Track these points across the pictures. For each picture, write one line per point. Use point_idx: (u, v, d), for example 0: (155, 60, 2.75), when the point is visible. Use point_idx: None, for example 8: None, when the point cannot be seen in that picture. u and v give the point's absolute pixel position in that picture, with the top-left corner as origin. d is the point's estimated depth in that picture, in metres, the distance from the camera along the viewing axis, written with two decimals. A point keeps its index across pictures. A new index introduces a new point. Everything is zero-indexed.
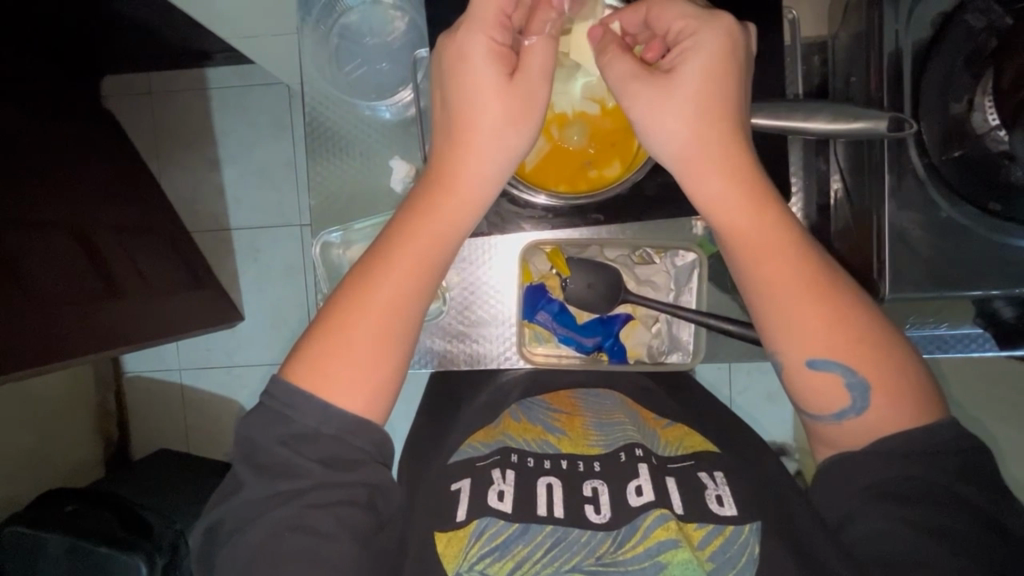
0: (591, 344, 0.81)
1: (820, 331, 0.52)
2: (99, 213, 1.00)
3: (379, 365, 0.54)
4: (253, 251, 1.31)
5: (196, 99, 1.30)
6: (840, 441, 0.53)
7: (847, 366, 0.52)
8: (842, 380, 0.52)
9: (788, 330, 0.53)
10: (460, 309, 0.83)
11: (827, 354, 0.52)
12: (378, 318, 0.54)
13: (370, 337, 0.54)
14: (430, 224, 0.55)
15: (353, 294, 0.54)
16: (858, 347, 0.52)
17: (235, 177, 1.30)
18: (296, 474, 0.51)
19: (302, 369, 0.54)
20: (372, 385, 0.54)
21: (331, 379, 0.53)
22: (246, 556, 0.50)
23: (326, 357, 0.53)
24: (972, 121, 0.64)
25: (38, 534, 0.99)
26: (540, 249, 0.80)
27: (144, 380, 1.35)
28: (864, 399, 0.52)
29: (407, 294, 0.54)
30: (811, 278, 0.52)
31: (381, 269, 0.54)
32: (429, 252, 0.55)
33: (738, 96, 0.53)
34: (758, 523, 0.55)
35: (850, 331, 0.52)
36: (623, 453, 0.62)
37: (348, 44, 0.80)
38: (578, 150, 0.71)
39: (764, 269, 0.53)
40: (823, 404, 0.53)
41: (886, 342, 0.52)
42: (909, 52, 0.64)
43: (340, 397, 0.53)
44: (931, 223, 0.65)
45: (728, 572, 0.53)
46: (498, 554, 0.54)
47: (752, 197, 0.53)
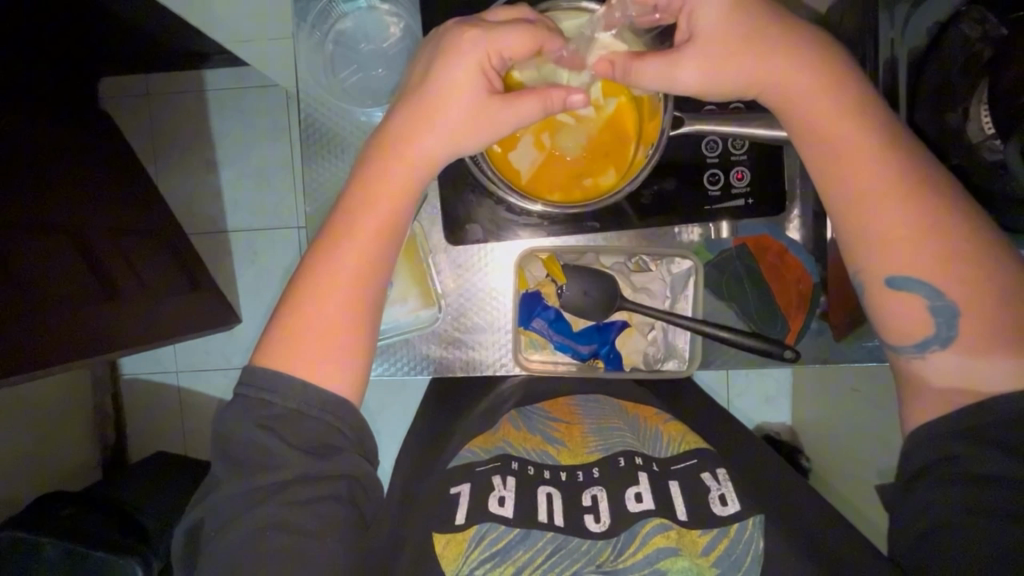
0: (587, 351, 0.80)
1: (908, 248, 0.52)
2: (97, 213, 1.00)
3: (347, 350, 0.55)
4: (250, 253, 1.31)
5: (193, 100, 1.29)
6: (915, 380, 0.54)
7: (934, 289, 0.52)
8: (925, 302, 0.52)
9: (872, 253, 0.54)
10: (456, 314, 0.82)
11: (911, 273, 0.52)
12: (344, 287, 0.55)
13: (346, 313, 0.55)
14: (376, 214, 0.56)
15: (318, 264, 0.56)
16: (953, 268, 0.51)
17: (233, 178, 1.30)
18: (284, 476, 0.51)
19: (273, 352, 0.54)
20: (347, 360, 0.55)
21: (307, 357, 0.53)
22: (232, 555, 0.49)
23: (296, 331, 0.54)
24: (969, 128, 0.62)
25: (32, 538, 0.97)
26: (537, 256, 0.80)
27: (142, 381, 1.35)
28: (949, 328, 0.52)
29: (367, 268, 0.56)
30: (905, 193, 0.52)
31: (341, 238, 0.56)
32: (377, 240, 0.56)
33: (807, 38, 0.56)
34: (760, 517, 0.56)
35: (940, 247, 0.52)
36: (622, 458, 0.62)
37: (344, 49, 0.80)
38: (570, 159, 0.72)
39: (856, 189, 0.54)
40: (909, 332, 0.54)
41: (984, 265, 0.51)
42: (904, 58, 0.68)
43: (321, 378, 0.53)
44: None
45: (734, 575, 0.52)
46: (497, 560, 0.53)
47: (851, 120, 0.55)
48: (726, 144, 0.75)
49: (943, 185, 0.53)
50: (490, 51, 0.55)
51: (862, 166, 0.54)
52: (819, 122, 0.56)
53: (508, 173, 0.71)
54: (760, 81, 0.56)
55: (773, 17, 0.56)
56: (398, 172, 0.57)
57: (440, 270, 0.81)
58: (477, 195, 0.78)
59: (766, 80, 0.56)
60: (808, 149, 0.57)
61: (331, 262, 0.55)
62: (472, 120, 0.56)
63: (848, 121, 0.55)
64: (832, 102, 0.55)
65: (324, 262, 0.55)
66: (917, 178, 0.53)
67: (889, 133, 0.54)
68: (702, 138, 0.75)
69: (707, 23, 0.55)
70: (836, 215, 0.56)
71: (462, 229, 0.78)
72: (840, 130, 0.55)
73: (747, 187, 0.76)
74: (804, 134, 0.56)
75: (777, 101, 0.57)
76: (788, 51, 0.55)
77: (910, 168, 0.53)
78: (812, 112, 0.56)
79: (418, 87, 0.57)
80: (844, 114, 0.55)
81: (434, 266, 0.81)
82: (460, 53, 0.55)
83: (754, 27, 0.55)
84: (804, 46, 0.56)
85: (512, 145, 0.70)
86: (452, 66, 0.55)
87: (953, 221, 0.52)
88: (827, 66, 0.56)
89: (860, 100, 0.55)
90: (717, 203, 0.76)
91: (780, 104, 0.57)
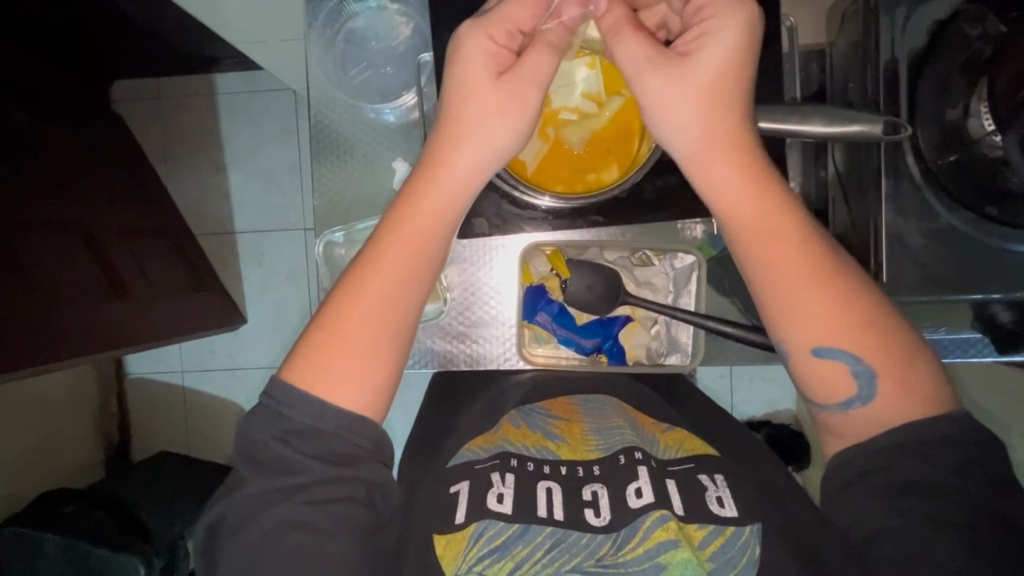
0: (591, 345, 0.82)
1: (825, 318, 0.51)
2: (106, 215, 1.01)
3: (376, 368, 0.52)
4: (257, 254, 1.32)
5: (204, 103, 1.32)
6: (848, 431, 0.51)
7: (853, 354, 0.51)
8: (847, 368, 0.51)
9: (795, 321, 0.52)
10: (461, 309, 0.84)
11: (831, 341, 0.51)
12: (368, 312, 0.52)
13: (360, 345, 0.52)
14: (397, 254, 0.53)
15: (344, 303, 0.53)
16: (866, 336, 0.51)
17: (241, 180, 1.32)
18: (294, 470, 0.50)
19: (300, 365, 0.52)
20: (361, 380, 0.52)
21: (329, 374, 0.52)
22: (251, 552, 0.49)
23: (320, 351, 0.52)
24: (969, 126, 0.62)
25: (33, 533, 0.99)
26: (541, 250, 0.81)
27: (147, 381, 1.36)
28: (870, 388, 0.50)
29: (383, 305, 0.53)
30: (815, 263, 0.51)
31: (369, 265, 0.53)
32: (398, 283, 0.53)
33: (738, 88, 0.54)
34: (758, 525, 0.54)
35: (853, 319, 0.51)
36: (623, 456, 0.61)
37: (354, 47, 0.82)
38: (574, 153, 0.73)
39: (773, 258, 0.52)
40: (829, 393, 0.52)
41: (890, 328, 0.51)
42: (905, 60, 0.65)
43: (337, 395, 0.51)
44: (933, 230, 0.65)
45: (728, 572, 0.52)
46: (497, 556, 0.53)
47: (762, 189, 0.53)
48: None
49: (843, 253, 0.53)
50: (492, 31, 0.55)
51: (776, 235, 0.52)
52: (729, 186, 0.53)
53: (513, 164, 0.71)
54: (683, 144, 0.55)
55: (702, 76, 0.53)
56: (426, 213, 0.54)
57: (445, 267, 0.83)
58: (484, 189, 0.77)
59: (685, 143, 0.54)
60: (724, 220, 0.54)
61: (349, 301, 0.53)
62: (495, 101, 0.55)
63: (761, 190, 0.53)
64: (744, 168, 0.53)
65: (351, 299, 0.53)
66: (824, 248, 0.52)
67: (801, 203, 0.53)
68: None
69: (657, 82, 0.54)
70: (755, 286, 0.53)
71: (468, 222, 0.78)
72: (750, 202, 0.53)
73: None
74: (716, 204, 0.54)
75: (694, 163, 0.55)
76: (711, 115, 0.53)
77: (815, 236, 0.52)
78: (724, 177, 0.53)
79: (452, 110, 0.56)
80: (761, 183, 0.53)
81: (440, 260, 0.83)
82: (466, 40, 0.55)
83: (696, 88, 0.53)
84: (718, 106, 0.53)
85: None
86: (463, 57, 0.55)
87: (858, 292, 0.52)
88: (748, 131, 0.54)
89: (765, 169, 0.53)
90: None
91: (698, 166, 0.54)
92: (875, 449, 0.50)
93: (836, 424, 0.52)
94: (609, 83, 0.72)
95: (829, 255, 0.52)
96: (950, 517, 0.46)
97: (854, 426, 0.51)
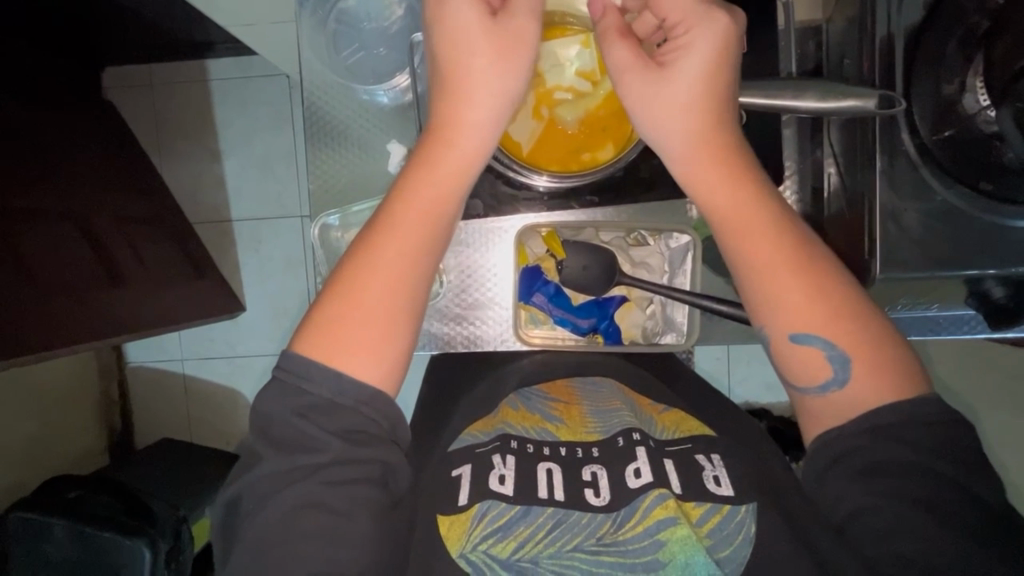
0: (586, 326, 0.82)
1: (801, 300, 0.52)
2: (100, 206, 1.00)
3: (388, 345, 0.52)
4: (255, 241, 1.32)
5: (197, 90, 1.30)
6: (828, 416, 0.51)
7: (829, 339, 0.51)
8: (824, 352, 0.51)
9: (771, 303, 0.52)
10: (456, 291, 0.85)
11: (810, 325, 0.51)
12: (381, 284, 0.52)
13: (366, 323, 0.52)
14: (400, 229, 0.53)
15: (350, 276, 0.53)
16: (840, 320, 0.51)
17: (236, 167, 1.31)
18: (315, 448, 0.50)
19: (310, 340, 0.52)
20: (380, 352, 0.52)
21: (342, 346, 0.52)
22: (250, 538, 0.49)
23: (337, 324, 0.52)
24: (963, 102, 0.64)
25: (39, 518, 1.01)
26: (537, 232, 0.81)
27: (148, 370, 1.36)
28: (846, 371, 0.51)
29: (389, 282, 0.53)
30: (789, 244, 0.52)
31: (388, 228, 0.54)
32: (408, 260, 0.53)
33: (718, 71, 0.54)
34: (754, 504, 0.54)
35: (829, 303, 0.51)
36: (621, 438, 0.61)
37: (346, 29, 0.81)
38: (569, 132, 0.72)
39: (749, 240, 0.53)
40: (809, 376, 0.52)
41: (865, 313, 0.52)
42: (902, 34, 0.64)
43: (353, 366, 0.51)
44: (928, 207, 0.65)
45: (724, 550, 0.52)
46: (500, 535, 0.53)
47: (735, 175, 0.54)
48: None
49: (816, 239, 0.54)
50: None
51: (749, 219, 0.53)
52: (703, 170, 0.55)
53: (507, 145, 0.72)
54: (659, 130, 0.56)
55: (683, 59, 0.54)
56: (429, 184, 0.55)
57: None
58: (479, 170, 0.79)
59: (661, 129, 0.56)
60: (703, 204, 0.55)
61: (360, 273, 0.53)
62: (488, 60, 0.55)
63: (733, 174, 0.54)
64: (717, 152, 0.55)
65: (355, 272, 0.53)
66: (797, 230, 0.53)
67: (771, 188, 0.55)
68: None
69: (641, 74, 0.55)
70: (734, 268, 0.54)
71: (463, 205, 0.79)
72: (724, 186, 0.54)
73: None
74: (694, 187, 0.55)
75: (672, 147, 0.56)
76: (688, 98, 0.54)
77: (789, 219, 0.54)
78: (699, 162, 0.55)
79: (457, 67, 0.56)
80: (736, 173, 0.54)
81: None
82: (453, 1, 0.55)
83: (676, 72, 0.54)
84: (697, 89, 0.54)
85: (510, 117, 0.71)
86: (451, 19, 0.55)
87: (832, 275, 0.52)
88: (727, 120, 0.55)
89: (739, 155, 0.55)
90: None
91: (677, 151, 0.56)
92: (880, 430, 0.49)
93: (813, 405, 0.52)
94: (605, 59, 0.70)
95: (801, 240, 0.53)
96: (948, 492, 0.46)
97: (824, 409, 0.52)
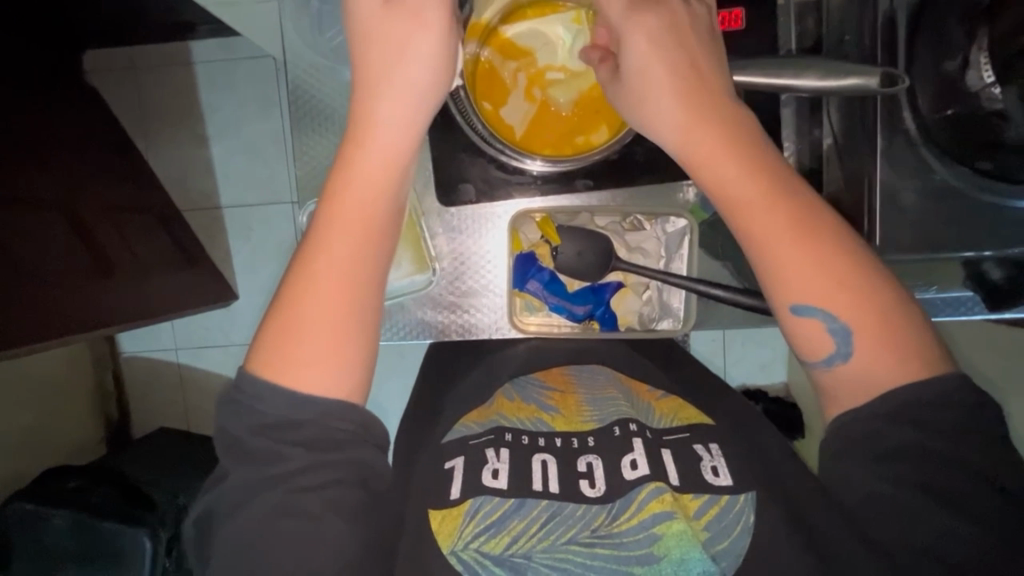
0: (583, 312, 0.81)
1: (802, 274, 0.50)
2: (86, 196, 0.98)
3: (344, 340, 0.51)
4: (246, 228, 1.30)
5: (181, 73, 1.27)
6: (838, 390, 0.51)
7: (830, 311, 0.50)
8: (826, 325, 0.51)
9: (770, 280, 0.52)
10: (451, 279, 0.84)
11: (812, 300, 0.51)
12: (331, 278, 0.51)
13: (323, 320, 0.51)
14: (346, 220, 0.52)
15: (300, 276, 0.52)
16: (844, 292, 0.50)
17: (224, 153, 1.28)
18: (274, 459, 0.49)
19: (263, 353, 0.51)
20: (337, 346, 0.51)
21: (295, 354, 0.50)
22: (245, 537, 0.48)
23: (285, 331, 0.51)
24: (967, 79, 0.62)
25: (40, 509, 1.01)
26: (531, 216, 0.80)
27: (142, 360, 1.35)
28: (848, 345, 0.50)
29: (346, 274, 0.52)
30: (785, 217, 0.51)
31: (327, 228, 0.52)
32: (358, 250, 0.52)
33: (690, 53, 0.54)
34: (753, 493, 0.54)
35: (829, 274, 0.50)
36: (617, 427, 0.61)
37: (330, 7, 0.77)
38: (563, 114, 0.71)
39: (744, 215, 0.52)
40: (814, 349, 0.51)
41: (870, 281, 0.50)
42: (903, 9, 0.62)
43: (306, 379, 0.50)
44: (926, 186, 0.63)
45: (722, 543, 0.52)
46: (493, 531, 0.52)
47: (729, 147, 0.52)
48: None
49: (818, 206, 0.52)
50: None
51: (743, 191, 0.52)
52: (692, 147, 0.53)
53: (499, 127, 0.71)
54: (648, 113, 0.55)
55: (657, 45, 0.54)
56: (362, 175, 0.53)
57: (433, 235, 0.81)
58: (470, 155, 0.77)
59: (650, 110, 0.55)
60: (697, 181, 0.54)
61: (308, 274, 0.51)
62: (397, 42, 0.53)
63: (729, 147, 0.52)
64: (709, 125, 0.53)
65: (304, 272, 0.52)
66: (797, 199, 0.51)
67: (769, 156, 0.52)
68: None
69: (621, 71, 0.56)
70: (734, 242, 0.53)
71: (454, 190, 0.78)
72: (717, 160, 0.52)
73: None
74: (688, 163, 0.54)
75: (661, 125, 0.55)
76: (668, 77, 0.54)
77: (787, 188, 0.52)
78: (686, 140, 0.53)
79: (371, 62, 0.54)
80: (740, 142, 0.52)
81: (427, 228, 0.81)
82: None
83: (651, 55, 0.54)
84: (676, 72, 0.54)
85: (503, 99, 0.70)
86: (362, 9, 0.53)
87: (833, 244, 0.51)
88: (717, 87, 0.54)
89: (732, 126, 0.53)
90: None
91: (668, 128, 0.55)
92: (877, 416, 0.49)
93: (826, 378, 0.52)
94: None
95: (802, 208, 0.51)
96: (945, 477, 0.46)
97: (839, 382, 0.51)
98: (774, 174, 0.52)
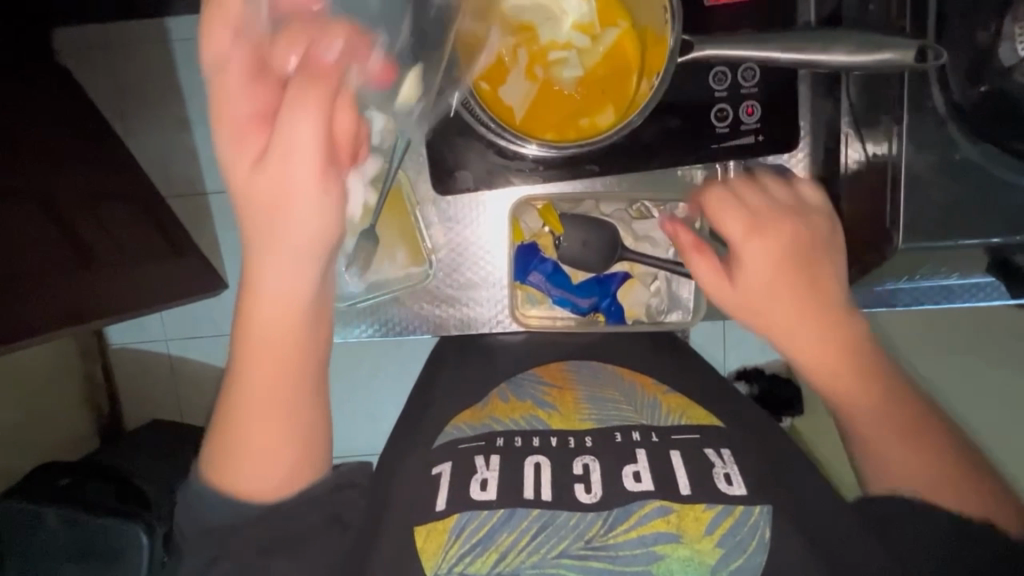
0: (588, 305, 0.79)
1: (870, 416, 0.60)
2: (59, 186, 0.92)
3: (285, 437, 0.54)
4: (233, 217, 1.25)
5: (157, 52, 1.20)
6: (883, 484, 0.59)
7: (902, 453, 0.58)
8: (903, 464, 0.58)
9: (854, 425, 0.60)
10: (448, 270, 0.81)
11: (889, 445, 0.59)
12: (261, 404, 0.53)
13: (260, 436, 0.53)
14: (264, 351, 0.52)
15: (232, 401, 0.54)
16: (897, 426, 0.59)
17: (207, 137, 1.22)
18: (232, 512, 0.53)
19: (210, 462, 0.55)
20: (278, 455, 0.54)
21: (235, 466, 0.54)
22: None
23: (224, 447, 0.54)
24: (999, 52, 0.58)
25: (32, 507, 0.98)
26: (532, 205, 0.77)
27: (130, 354, 1.30)
28: (919, 480, 0.58)
29: (274, 398, 0.53)
30: (853, 367, 0.60)
31: (245, 352, 0.53)
32: (280, 372, 0.53)
33: (794, 251, 0.62)
34: (768, 505, 0.52)
35: (889, 415, 0.59)
36: (619, 435, 0.59)
37: None
38: (568, 93, 0.67)
39: (823, 373, 0.61)
40: (890, 482, 0.58)
41: (914, 410, 0.59)
42: None
43: (248, 486, 0.54)
44: (944, 164, 0.59)
45: (737, 558, 0.49)
46: (479, 550, 0.49)
47: (818, 315, 0.60)
48: (736, 76, 0.71)
49: (870, 347, 0.61)
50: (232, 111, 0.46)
51: (822, 366, 0.61)
52: (793, 344, 0.61)
53: (497, 109, 0.67)
54: (748, 307, 0.62)
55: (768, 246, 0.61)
56: (269, 312, 0.51)
57: (429, 224, 0.79)
58: (467, 139, 0.73)
59: (748, 307, 0.62)
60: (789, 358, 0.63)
61: (236, 395, 0.53)
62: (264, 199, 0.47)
63: (824, 324, 0.60)
64: (809, 318, 0.60)
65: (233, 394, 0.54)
66: (857, 350, 0.60)
67: (848, 321, 0.61)
68: (710, 69, 0.71)
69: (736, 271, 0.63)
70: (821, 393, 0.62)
71: (451, 177, 0.75)
72: (809, 344, 0.61)
73: (757, 123, 0.73)
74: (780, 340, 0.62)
75: (752, 316, 0.62)
76: (771, 264, 0.61)
77: (850, 337, 0.61)
78: (787, 333, 0.61)
79: (252, 211, 0.48)
80: (803, 275, 0.61)
81: (422, 219, 0.79)
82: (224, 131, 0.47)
83: (762, 243, 0.62)
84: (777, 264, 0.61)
85: (501, 79, 0.66)
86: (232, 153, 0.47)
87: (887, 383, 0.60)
88: (821, 270, 0.62)
89: (819, 311, 0.60)
90: (726, 140, 0.73)
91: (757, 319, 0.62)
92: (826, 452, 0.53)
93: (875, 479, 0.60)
94: (603, 12, 0.66)
95: (865, 362, 0.60)
96: None
97: (887, 483, 0.58)
98: (847, 332, 0.61)
